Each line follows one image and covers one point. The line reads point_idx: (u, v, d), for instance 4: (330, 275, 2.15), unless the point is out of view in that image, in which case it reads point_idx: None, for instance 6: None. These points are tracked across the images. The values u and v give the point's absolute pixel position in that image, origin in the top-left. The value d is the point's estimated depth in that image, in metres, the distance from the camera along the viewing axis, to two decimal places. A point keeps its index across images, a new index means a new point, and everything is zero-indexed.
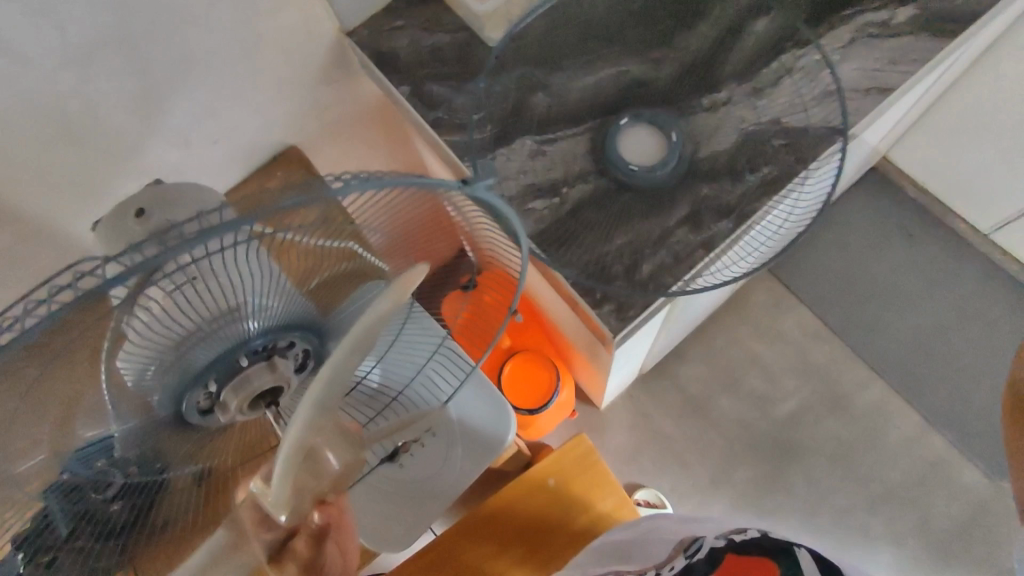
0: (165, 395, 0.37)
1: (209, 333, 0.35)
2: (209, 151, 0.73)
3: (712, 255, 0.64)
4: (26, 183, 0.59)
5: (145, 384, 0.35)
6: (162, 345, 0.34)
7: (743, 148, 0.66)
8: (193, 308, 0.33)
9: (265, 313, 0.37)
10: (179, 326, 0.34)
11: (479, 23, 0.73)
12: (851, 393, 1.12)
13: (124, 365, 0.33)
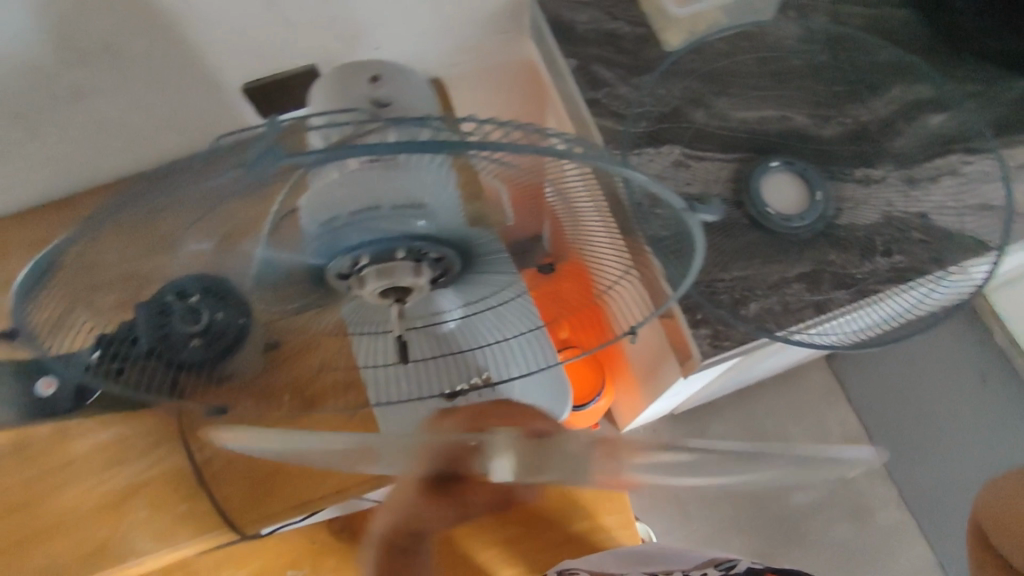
0: (320, 248, 0.41)
1: (377, 216, 0.38)
2: (369, 56, 0.80)
3: (825, 316, 0.62)
4: (211, 27, 0.67)
5: (311, 232, 0.39)
6: (335, 207, 0.37)
7: (880, 228, 0.65)
8: (369, 182, 0.36)
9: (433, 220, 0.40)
10: (353, 200, 0.37)
11: (661, 24, 0.76)
12: (875, 509, 1.27)
13: (306, 206, 0.37)
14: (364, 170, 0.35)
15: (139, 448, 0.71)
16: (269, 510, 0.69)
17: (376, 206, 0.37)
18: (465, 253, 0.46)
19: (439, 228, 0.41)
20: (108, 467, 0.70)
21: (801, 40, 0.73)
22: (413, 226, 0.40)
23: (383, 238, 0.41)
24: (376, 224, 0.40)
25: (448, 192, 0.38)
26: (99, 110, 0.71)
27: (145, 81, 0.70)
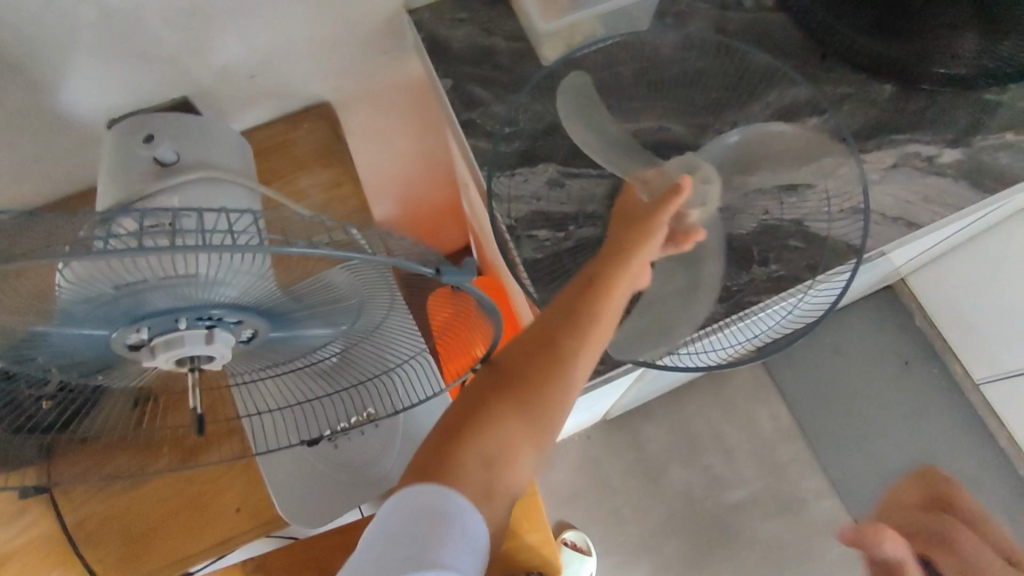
0: (99, 324, 0.39)
1: (161, 285, 0.35)
2: (244, 84, 0.76)
3: (701, 332, 0.60)
4: (60, 67, 0.64)
5: (79, 302, 0.36)
6: (112, 280, 0.34)
7: (760, 237, 0.64)
8: (149, 261, 0.33)
9: (227, 286, 0.37)
10: (131, 273, 0.34)
11: (537, 39, 0.74)
12: (807, 501, 1.25)
13: (77, 275, 0.33)
14: (129, 263, 0.33)
15: (7, 516, 0.66)
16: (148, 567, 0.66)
17: (146, 283, 0.35)
18: (276, 313, 0.43)
19: (228, 297, 0.39)
20: None
21: (678, 49, 0.69)
22: (206, 293, 0.37)
23: (176, 307, 0.38)
24: (163, 297, 0.37)
25: (235, 270, 0.36)
26: None
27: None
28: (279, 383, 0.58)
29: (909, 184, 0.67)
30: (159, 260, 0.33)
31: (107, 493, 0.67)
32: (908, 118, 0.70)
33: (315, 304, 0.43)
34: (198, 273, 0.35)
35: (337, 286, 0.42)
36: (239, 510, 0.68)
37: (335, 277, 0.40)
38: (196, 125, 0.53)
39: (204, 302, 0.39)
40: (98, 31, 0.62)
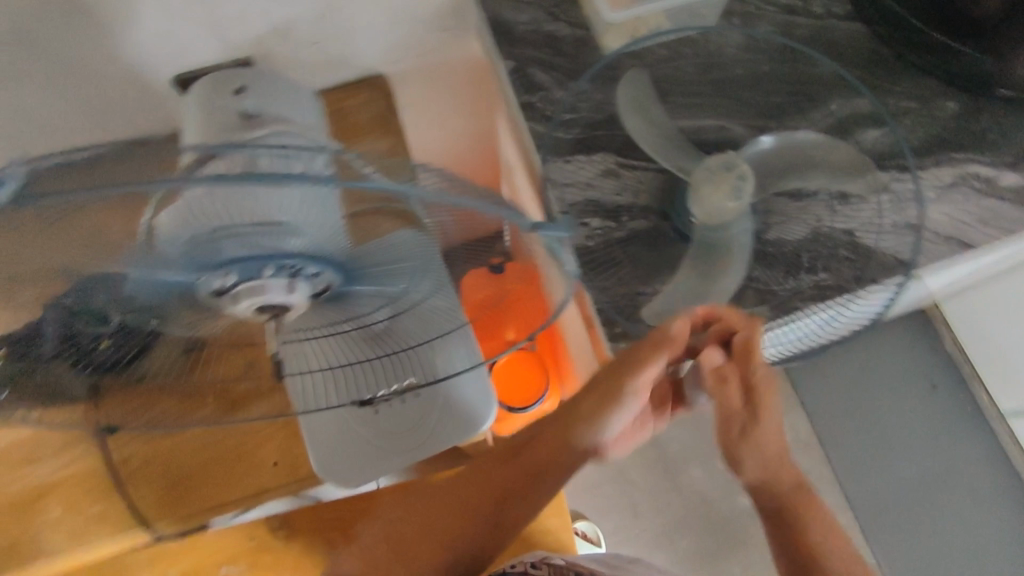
0: (181, 268, 0.39)
1: (247, 234, 0.36)
2: (306, 49, 0.77)
3: None
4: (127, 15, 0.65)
5: (163, 247, 0.36)
6: (200, 227, 0.35)
7: (811, 245, 0.64)
8: (237, 206, 0.34)
9: (309, 237, 0.39)
10: (218, 219, 0.35)
11: (600, 30, 0.74)
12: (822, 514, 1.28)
13: (168, 219, 0.34)
14: (211, 206, 0.34)
15: (50, 449, 0.69)
16: (185, 510, 0.68)
17: (221, 231, 0.36)
18: (349, 267, 0.45)
19: (314, 246, 0.40)
20: (18, 467, 0.68)
21: (744, 49, 0.72)
22: (290, 243, 0.39)
23: (259, 255, 0.39)
24: (236, 249, 0.38)
25: (309, 221, 0.37)
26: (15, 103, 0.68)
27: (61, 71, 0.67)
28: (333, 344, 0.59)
29: (966, 205, 0.67)
30: (242, 200, 0.33)
31: (149, 436, 0.69)
32: (968, 138, 0.69)
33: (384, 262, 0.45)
34: (275, 222, 0.36)
35: (401, 243, 0.43)
36: (276, 464, 0.71)
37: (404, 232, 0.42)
38: (280, 83, 0.55)
39: (285, 251, 0.40)
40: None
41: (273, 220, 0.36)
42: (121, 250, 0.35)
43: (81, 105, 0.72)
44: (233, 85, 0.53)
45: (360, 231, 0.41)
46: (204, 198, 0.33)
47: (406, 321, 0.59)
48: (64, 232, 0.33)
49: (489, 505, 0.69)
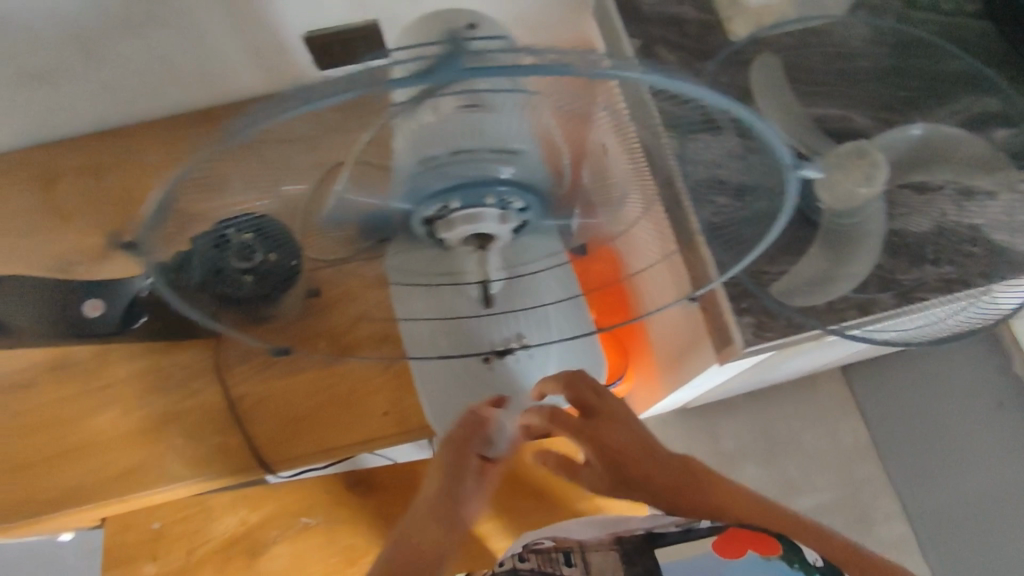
0: (408, 193, 0.49)
1: (463, 154, 0.43)
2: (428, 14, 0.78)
3: (875, 316, 0.61)
4: None
5: (404, 177, 0.46)
6: (423, 149, 0.42)
7: (937, 237, 0.65)
8: (456, 123, 0.40)
9: (515, 162, 0.45)
10: (437, 146, 0.42)
11: (728, 14, 0.76)
12: (878, 521, 1.29)
13: (402, 140, 0.42)
14: (441, 124, 0.40)
15: (174, 379, 0.73)
16: (297, 450, 0.72)
17: (442, 153, 0.42)
18: (541, 191, 0.51)
19: (516, 174, 0.47)
20: (144, 395, 0.72)
21: (869, 44, 0.72)
22: (495, 170, 0.46)
23: (471, 180, 0.47)
24: (449, 171, 0.45)
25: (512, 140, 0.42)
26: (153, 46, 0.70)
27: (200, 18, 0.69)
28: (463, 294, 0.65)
29: None
30: (460, 112, 0.39)
31: (267, 375, 0.73)
32: None
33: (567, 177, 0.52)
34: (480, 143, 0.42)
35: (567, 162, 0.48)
36: (385, 415, 0.73)
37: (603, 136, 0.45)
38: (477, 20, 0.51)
39: (488, 175, 0.47)
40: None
41: (483, 139, 0.42)
42: (356, 143, 0.41)
43: (212, 53, 0.74)
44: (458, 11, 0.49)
45: (550, 147, 0.46)
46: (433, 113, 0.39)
47: (531, 275, 0.67)
48: (326, 142, 0.40)
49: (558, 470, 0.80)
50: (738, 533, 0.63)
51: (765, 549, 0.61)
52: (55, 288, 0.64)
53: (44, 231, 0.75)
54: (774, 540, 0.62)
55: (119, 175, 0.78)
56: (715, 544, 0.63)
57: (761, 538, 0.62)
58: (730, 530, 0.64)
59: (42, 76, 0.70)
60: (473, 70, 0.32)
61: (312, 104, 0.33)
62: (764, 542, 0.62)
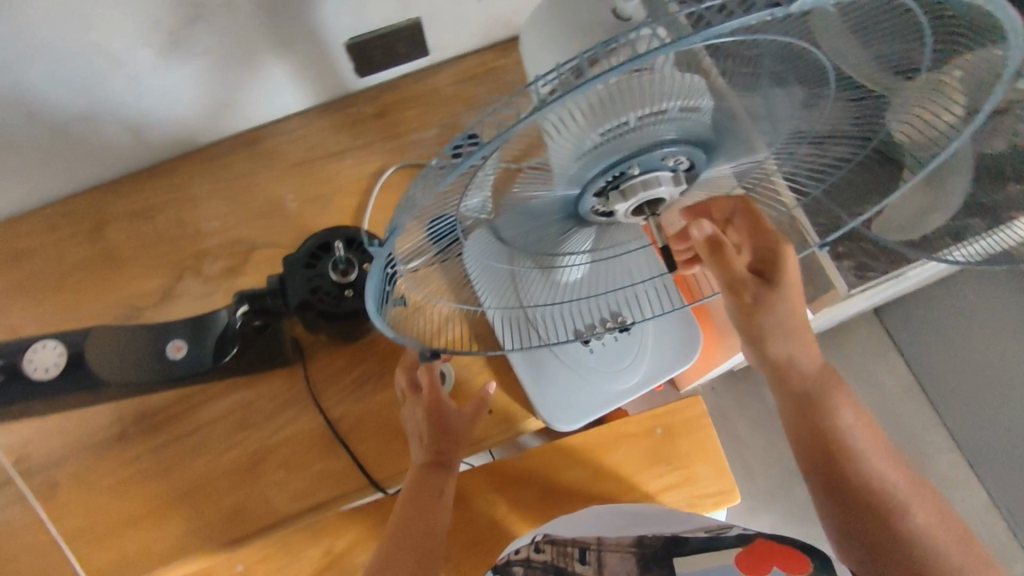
0: (575, 183, 0.47)
1: (631, 131, 0.42)
2: (470, 10, 0.76)
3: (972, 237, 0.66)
4: None
5: (567, 171, 0.44)
6: (580, 147, 0.42)
7: (1014, 158, 0.64)
8: (616, 106, 0.39)
9: (681, 120, 0.44)
10: (598, 135, 0.41)
11: None
12: (929, 454, 1.32)
13: (556, 149, 0.41)
14: (617, 97, 0.38)
15: (266, 412, 0.71)
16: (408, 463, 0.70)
17: (626, 124, 0.41)
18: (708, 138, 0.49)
19: (681, 131, 0.45)
20: (237, 432, 0.70)
21: None
22: (660, 134, 0.44)
23: (638, 151, 0.45)
24: (622, 144, 0.43)
25: (691, 97, 0.42)
26: (197, 71, 0.67)
27: (246, 35, 0.65)
28: (552, 289, 0.63)
29: None
30: (643, 78, 0.38)
31: (359, 395, 0.72)
32: None
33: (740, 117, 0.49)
34: (663, 105, 0.41)
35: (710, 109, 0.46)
36: (491, 413, 0.72)
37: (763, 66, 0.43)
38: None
39: (656, 143, 0.45)
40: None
41: (651, 110, 0.41)
42: (518, 177, 0.43)
43: (255, 71, 0.71)
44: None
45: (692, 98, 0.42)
46: (617, 85, 0.37)
47: (608, 261, 0.65)
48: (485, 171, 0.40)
49: (654, 429, 0.80)
50: (762, 544, 0.69)
51: (792, 567, 0.66)
52: (143, 335, 0.64)
53: (102, 279, 0.73)
54: (805, 558, 0.67)
55: (170, 212, 0.76)
56: (738, 560, 0.67)
57: (795, 557, 0.67)
58: (756, 540, 0.70)
59: (85, 120, 0.68)
60: (630, 62, 0.32)
61: (543, 107, 0.34)
62: (795, 560, 0.67)
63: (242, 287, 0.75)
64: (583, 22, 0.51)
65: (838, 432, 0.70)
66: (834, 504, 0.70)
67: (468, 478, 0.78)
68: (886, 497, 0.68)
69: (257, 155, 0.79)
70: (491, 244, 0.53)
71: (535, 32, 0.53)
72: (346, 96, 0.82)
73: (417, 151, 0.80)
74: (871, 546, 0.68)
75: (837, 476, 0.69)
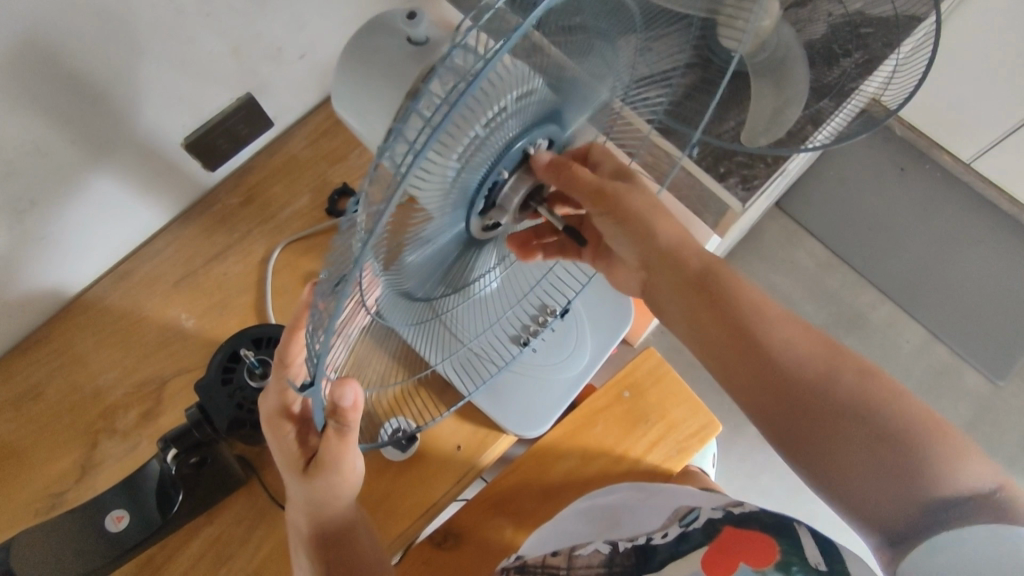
0: (459, 207, 0.45)
1: (483, 141, 0.40)
2: (296, 67, 0.74)
3: (820, 124, 0.71)
4: (126, 86, 0.60)
5: (443, 205, 0.42)
6: (443, 180, 0.40)
7: (833, 35, 0.68)
8: (462, 130, 0.37)
9: (522, 112, 0.43)
10: (455, 160, 0.39)
11: None
12: (866, 311, 1.41)
13: (426, 193, 0.39)
14: (463, 122, 0.36)
15: (237, 540, 0.66)
16: (398, 528, 0.66)
17: (477, 137, 0.39)
18: (556, 116, 0.48)
19: (527, 122, 0.44)
20: (214, 572, 0.65)
21: None
22: (511, 130, 0.43)
23: (496, 155, 0.44)
24: (475, 152, 0.41)
25: (525, 83, 0.40)
26: (29, 226, 0.62)
27: (62, 169, 0.61)
28: (477, 308, 0.61)
29: None
30: (479, 90, 0.36)
31: None
32: None
33: (577, 92, 0.48)
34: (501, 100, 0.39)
35: (547, 93, 0.44)
36: (460, 448, 0.70)
37: (580, 31, 0.42)
38: (363, 39, 0.51)
39: (510, 142, 0.44)
40: (164, 39, 0.60)
41: (494, 116, 0.40)
42: (403, 241, 0.41)
43: (93, 202, 0.66)
44: (399, 13, 0.51)
45: (526, 90, 0.41)
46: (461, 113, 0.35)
47: (518, 260, 0.64)
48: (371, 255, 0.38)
49: (620, 394, 0.81)
50: (730, 534, 0.58)
51: (757, 560, 0.53)
52: (74, 516, 0.58)
53: (12, 479, 0.67)
54: (772, 543, 0.54)
55: (60, 378, 0.70)
56: (704, 557, 0.57)
57: (760, 542, 0.55)
58: (724, 530, 0.59)
59: None
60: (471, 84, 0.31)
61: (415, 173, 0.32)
62: (763, 547, 0.54)
63: (166, 426, 0.70)
64: (392, 62, 0.49)
65: (735, 316, 0.52)
66: (802, 424, 0.49)
67: (470, 512, 0.76)
68: (891, 404, 0.48)
69: (132, 287, 0.74)
70: (415, 303, 0.50)
71: (356, 84, 0.51)
72: (204, 195, 0.78)
73: (297, 224, 0.77)
74: (877, 470, 0.47)
75: (774, 387, 0.50)
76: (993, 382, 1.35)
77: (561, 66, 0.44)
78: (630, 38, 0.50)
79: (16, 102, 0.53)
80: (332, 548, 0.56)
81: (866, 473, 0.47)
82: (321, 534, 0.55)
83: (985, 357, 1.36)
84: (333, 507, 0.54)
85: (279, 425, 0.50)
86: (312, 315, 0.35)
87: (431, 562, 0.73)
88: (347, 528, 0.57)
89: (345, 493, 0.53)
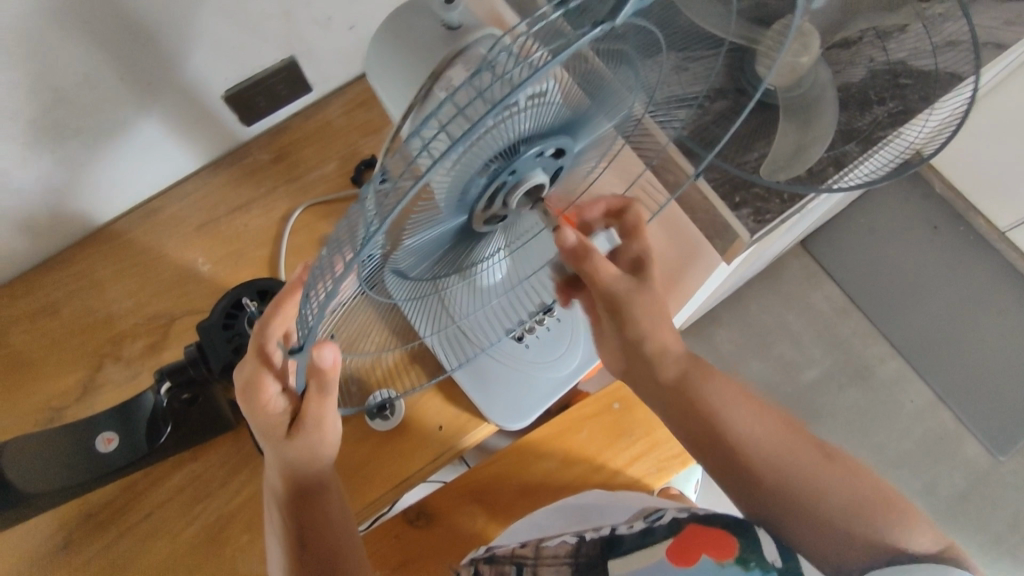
0: (464, 198, 0.46)
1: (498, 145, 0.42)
2: (344, 37, 0.76)
3: (844, 169, 0.68)
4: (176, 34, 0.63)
5: (448, 195, 0.44)
6: (452, 174, 0.41)
7: (871, 82, 0.70)
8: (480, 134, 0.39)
9: (542, 125, 0.44)
10: (467, 158, 0.41)
11: None
12: (874, 365, 1.38)
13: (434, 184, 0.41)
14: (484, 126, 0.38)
15: (217, 480, 0.69)
16: (370, 497, 0.68)
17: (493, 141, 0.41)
18: (575, 130, 0.49)
19: (546, 132, 0.46)
20: (191, 507, 0.68)
21: None
22: (529, 139, 0.45)
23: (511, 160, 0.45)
24: (489, 152, 0.42)
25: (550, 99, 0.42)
26: (73, 154, 0.66)
27: (106, 104, 0.64)
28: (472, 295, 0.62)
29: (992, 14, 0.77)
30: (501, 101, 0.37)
31: None
32: None
33: (601, 110, 0.49)
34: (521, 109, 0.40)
35: (573, 109, 0.46)
36: (442, 428, 0.71)
37: (614, 58, 0.44)
38: (397, 17, 0.53)
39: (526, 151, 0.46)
40: None
41: (514, 126, 0.41)
42: (403, 223, 0.42)
43: (132, 139, 0.70)
44: None
45: (551, 104, 0.43)
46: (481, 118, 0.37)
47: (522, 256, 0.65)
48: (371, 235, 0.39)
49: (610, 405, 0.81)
50: (694, 533, 0.64)
51: (719, 553, 0.61)
52: (68, 431, 0.61)
53: (17, 386, 0.70)
54: (730, 538, 0.62)
55: (75, 301, 0.73)
56: (668, 550, 0.63)
57: (719, 537, 0.63)
58: (688, 527, 0.64)
59: None
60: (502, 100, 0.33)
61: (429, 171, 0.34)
62: (722, 542, 0.62)
63: (167, 361, 0.73)
64: (423, 44, 0.51)
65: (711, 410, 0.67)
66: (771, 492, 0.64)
67: (444, 495, 0.78)
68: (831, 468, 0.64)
69: (157, 224, 0.77)
70: (410, 282, 0.52)
71: (388, 60, 0.53)
72: (238, 147, 0.81)
73: (321, 188, 0.80)
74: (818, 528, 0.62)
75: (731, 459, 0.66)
76: (993, 456, 1.32)
77: (586, 83, 0.45)
78: (660, 59, 0.50)
79: (74, 35, 0.57)
80: (302, 505, 0.58)
81: (815, 528, 0.62)
82: (293, 493, 0.57)
83: (991, 433, 1.33)
84: (305, 464, 0.56)
85: (253, 386, 0.50)
86: (311, 281, 0.38)
87: (401, 538, 0.76)
88: (319, 490, 0.59)
89: (319, 451, 0.55)
